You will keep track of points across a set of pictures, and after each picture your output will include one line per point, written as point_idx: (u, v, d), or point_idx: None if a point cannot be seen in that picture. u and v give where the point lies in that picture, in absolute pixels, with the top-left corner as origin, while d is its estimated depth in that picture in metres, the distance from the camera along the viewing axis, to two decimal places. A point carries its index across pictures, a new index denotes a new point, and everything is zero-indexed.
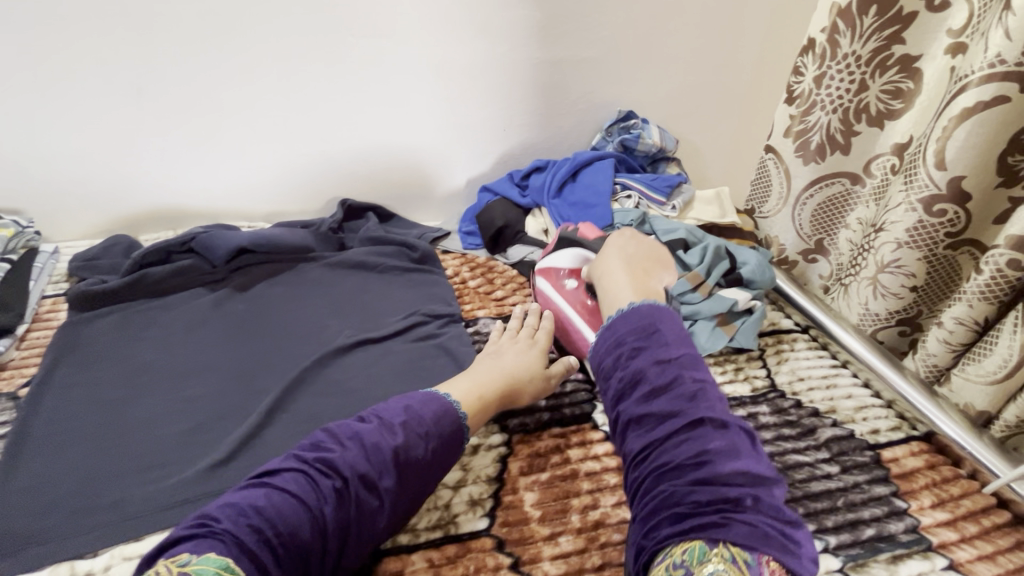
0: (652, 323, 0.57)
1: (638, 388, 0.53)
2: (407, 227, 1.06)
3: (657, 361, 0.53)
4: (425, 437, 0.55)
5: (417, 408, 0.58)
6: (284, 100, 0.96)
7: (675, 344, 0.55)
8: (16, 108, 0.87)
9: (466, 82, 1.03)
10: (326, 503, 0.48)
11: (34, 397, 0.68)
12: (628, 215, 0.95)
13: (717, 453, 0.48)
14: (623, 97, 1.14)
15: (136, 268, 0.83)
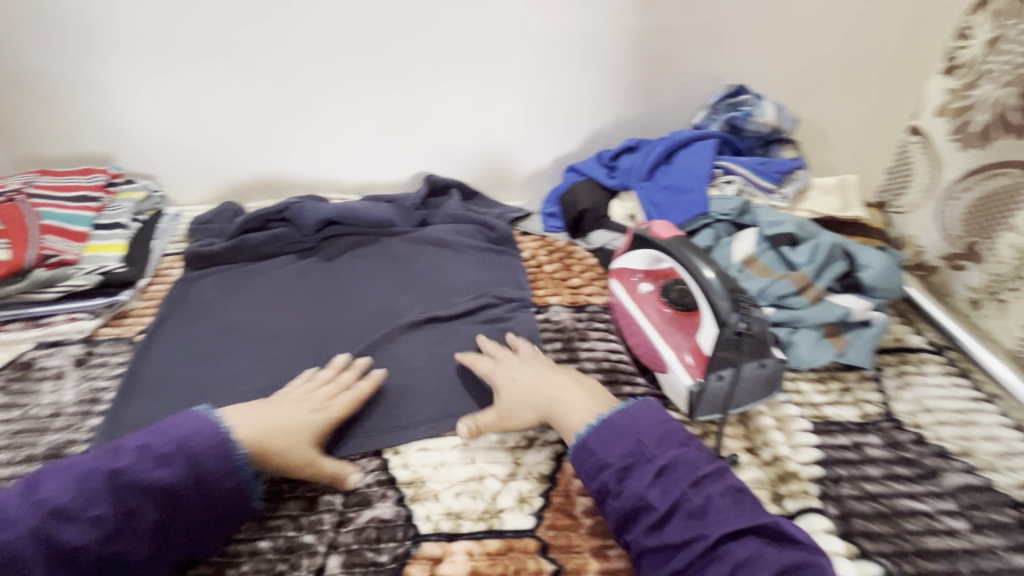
0: (633, 438, 0.54)
1: (641, 518, 0.51)
2: (488, 207, 1.04)
3: (648, 477, 0.52)
4: (182, 458, 0.51)
5: (187, 430, 0.53)
6: (374, 74, 0.97)
7: (660, 451, 0.53)
8: (147, 82, 0.96)
9: (557, 54, 0.97)
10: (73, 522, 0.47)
11: (146, 344, 0.75)
12: (727, 203, 0.85)
13: (739, 558, 0.46)
14: (733, 70, 1.02)
15: (239, 233, 0.90)
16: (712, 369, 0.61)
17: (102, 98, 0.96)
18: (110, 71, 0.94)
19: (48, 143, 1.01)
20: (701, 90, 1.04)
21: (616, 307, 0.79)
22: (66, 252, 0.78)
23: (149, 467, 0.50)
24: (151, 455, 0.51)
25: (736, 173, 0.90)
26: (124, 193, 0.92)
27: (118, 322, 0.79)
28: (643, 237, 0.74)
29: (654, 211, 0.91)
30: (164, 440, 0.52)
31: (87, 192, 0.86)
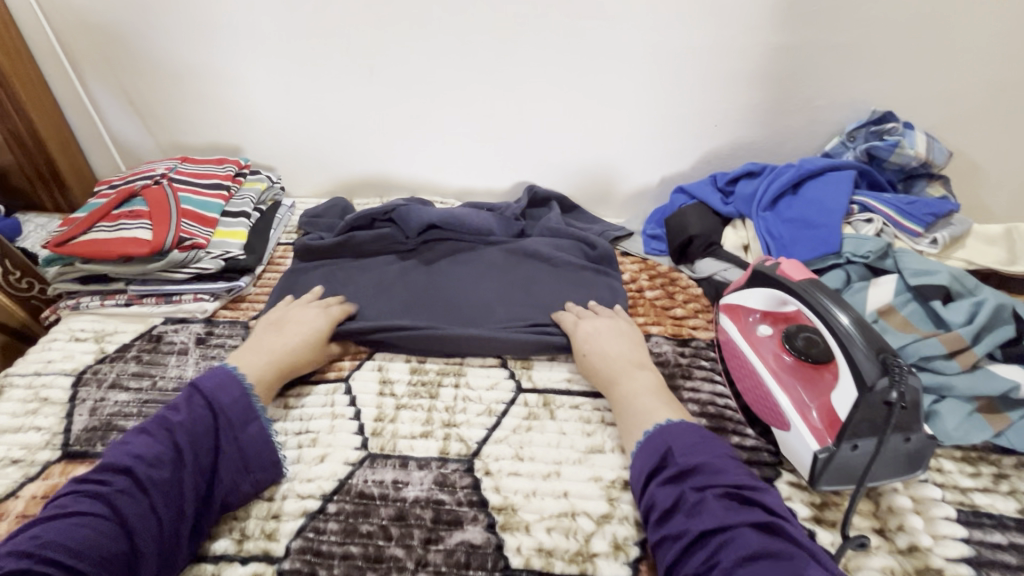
0: (663, 442, 0.55)
1: (653, 513, 0.52)
2: (589, 222, 1.01)
3: (665, 475, 0.53)
4: (206, 408, 0.58)
5: (207, 390, 0.59)
6: (489, 82, 0.96)
7: (682, 453, 0.54)
8: (278, 81, 1.01)
9: (682, 69, 0.92)
10: (127, 488, 0.50)
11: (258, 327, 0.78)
12: (865, 244, 0.76)
13: (719, 546, 0.46)
14: (878, 94, 0.92)
15: (347, 230, 0.93)
16: (847, 436, 0.54)
17: (238, 92, 1.03)
18: (247, 67, 1.00)
19: (189, 131, 1.10)
20: (838, 114, 0.95)
21: (726, 345, 0.73)
22: (197, 236, 0.83)
23: (175, 423, 0.56)
24: (178, 415, 0.56)
25: (877, 211, 0.81)
26: (250, 183, 0.99)
27: (235, 305, 0.84)
28: (767, 275, 0.68)
29: (774, 244, 0.84)
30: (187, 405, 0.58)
31: (220, 180, 0.93)
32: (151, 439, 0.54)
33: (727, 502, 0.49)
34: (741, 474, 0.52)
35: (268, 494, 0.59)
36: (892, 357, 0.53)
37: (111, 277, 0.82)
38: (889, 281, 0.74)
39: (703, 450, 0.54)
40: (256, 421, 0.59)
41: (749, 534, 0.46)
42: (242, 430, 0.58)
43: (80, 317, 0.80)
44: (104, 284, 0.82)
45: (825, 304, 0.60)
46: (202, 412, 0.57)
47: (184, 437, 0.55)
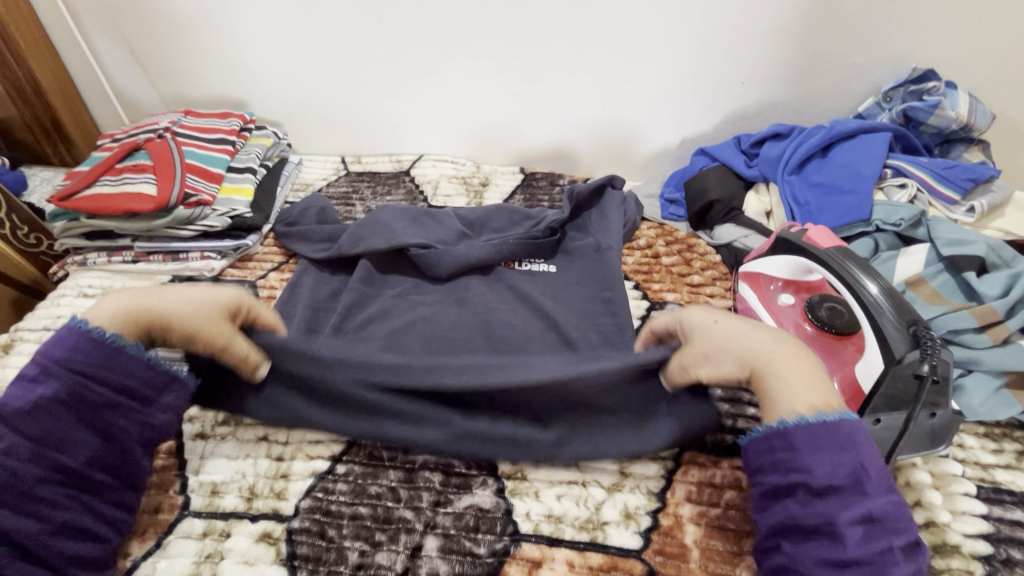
0: (789, 440, 0.44)
1: (769, 499, 0.45)
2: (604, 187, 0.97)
3: (791, 478, 0.43)
4: (48, 375, 0.46)
5: (47, 350, 0.47)
6: (502, 33, 0.91)
7: (810, 456, 0.43)
8: (283, 32, 0.96)
9: (710, 21, 0.86)
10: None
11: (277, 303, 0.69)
12: (897, 211, 0.73)
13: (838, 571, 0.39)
14: (921, 49, 0.85)
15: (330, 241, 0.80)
16: (869, 408, 0.52)
17: (240, 42, 0.99)
18: (249, 15, 0.95)
19: (192, 84, 1.07)
20: (874, 73, 0.89)
21: (743, 315, 0.71)
22: (203, 192, 0.80)
23: (23, 406, 0.44)
24: (22, 396, 0.45)
25: (912, 175, 0.76)
26: (256, 139, 0.96)
27: (243, 264, 0.83)
28: (792, 242, 0.65)
29: (799, 210, 0.80)
30: (24, 384, 0.46)
31: (224, 135, 0.90)
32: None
33: (868, 530, 0.40)
34: (890, 498, 0.42)
35: (277, 454, 0.59)
36: (924, 331, 0.51)
37: (117, 234, 0.80)
38: (920, 251, 0.71)
39: (845, 459, 0.42)
40: (124, 354, 0.48)
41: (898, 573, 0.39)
42: (113, 375, 0.47)
43: (88, 273, 0.79)
44: (110, 240, 0.80)
45: (853, 273, 0.58)
46: (42, 383, 0.45)
47: (36, 411, 0.44)
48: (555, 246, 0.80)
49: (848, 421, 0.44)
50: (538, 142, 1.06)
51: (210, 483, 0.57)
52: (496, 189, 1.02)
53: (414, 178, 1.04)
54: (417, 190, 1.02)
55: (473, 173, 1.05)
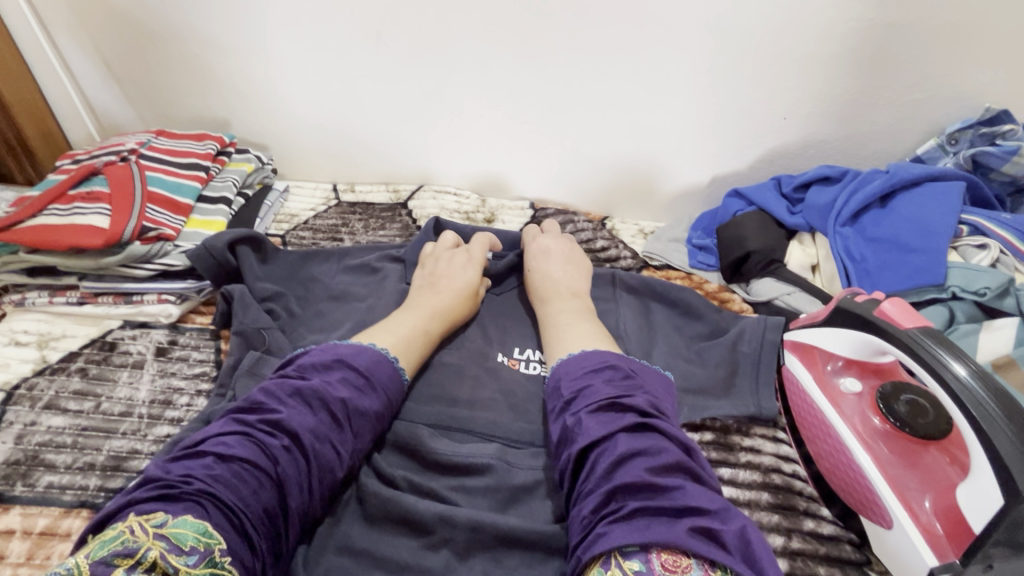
0: (556, 377, 0.52)
1: (552, 442, 0.49)
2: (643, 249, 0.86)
3: (558, 406, 0.50)
4: (370, 385, 0.52)
5: (314, 361, 0.52)
6: (519, 57, 0.81)
7: (572, 384, 0.50)
8: (272, 48, 0.87)
9: (752, 46, 0.75)
10: (303, 446, 0.45)
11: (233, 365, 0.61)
12: (981, 277, 0.61)
13: (597, 458, 0.43)
14: (995, 86, 0.75)
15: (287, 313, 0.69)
16: (981, 555, 0.40)
17: (227, 57, 0.90)
18: (237, 24, 0.86)
19: (175, 102, 0.98)
20: (937, 111, 0.78)
21: (793, 399, 0.59)
22: (164, 227, 0.71)
23: (334, 393, 0.49)
24: (332, 386, 0.50)
25: (993, 234, 0.65)
26: (235, 163, 0.86)
27: (208, 308, 0.71)
28: (859, 315, 0.54)
29: (855, 268, 0.69)
30: (309, 374, 0.51)
31: (198, 159, 0.80)
32: (296, 404, 0.47)
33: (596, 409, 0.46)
34: (642, 391, 0.48)
35: None
36: None
37: (62, 271, 0.70)
38: (1006, 326, 0.59)
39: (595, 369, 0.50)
40: (397, 378, 0.55)
41: (622, 442, 0.43)
42: (388, 384, 0.54)
43: (25, 315, 0.68)
44: (54, 278, 0.69)
45: (938, 356, 0.46)
46: (367, 392, 0.52)
47: (356, 404, 0.50)
48: None
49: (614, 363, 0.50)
50: (551, 176, 0.95)
51: None
52: (503, 227, 0.91)
53: (411, 211, 0.93)
54: (414, 224, 0.91)
55: (477, 208, 0.94)
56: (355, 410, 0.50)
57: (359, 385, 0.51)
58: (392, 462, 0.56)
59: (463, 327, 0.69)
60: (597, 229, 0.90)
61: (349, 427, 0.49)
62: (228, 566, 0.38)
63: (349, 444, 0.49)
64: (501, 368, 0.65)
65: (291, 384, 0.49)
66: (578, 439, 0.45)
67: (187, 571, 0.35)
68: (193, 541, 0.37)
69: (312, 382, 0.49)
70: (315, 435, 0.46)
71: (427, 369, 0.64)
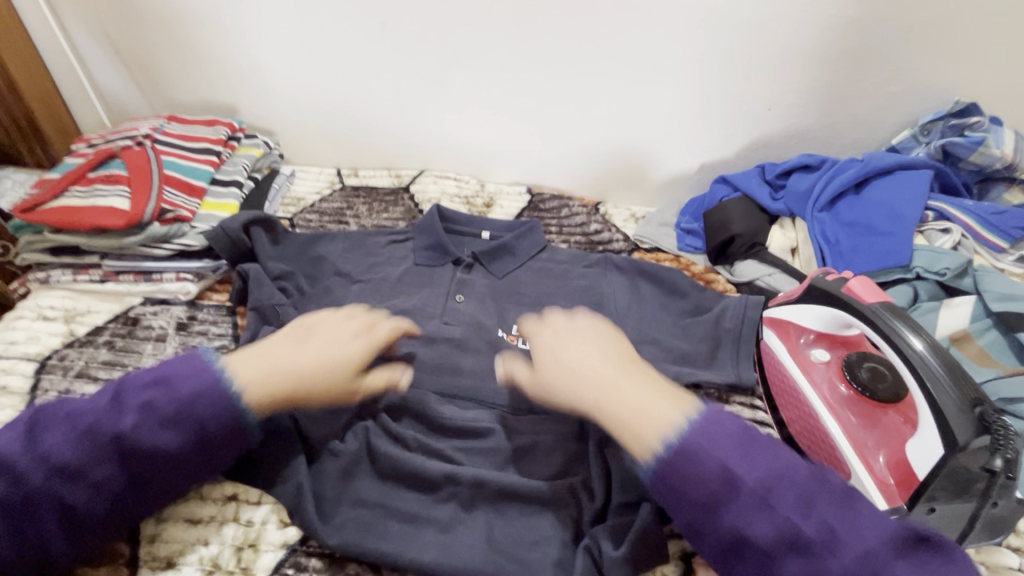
0: (647, 408, 0.48)
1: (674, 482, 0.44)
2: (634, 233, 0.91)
3: (680, 443, 0.45)
4: (173, 400, 0.47)
5: (174, 369, 0.49)
6: (518, 47, 0.85)
7: (694, 423, 0.46)
8: (279, 36, 0.90)
9: (739, 40, 0.79)
10: (146, 453, 0.45)
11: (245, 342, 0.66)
12: (942, 259, 0.66)
13: (778, 507, 0.41)
14: (966, 81, 0.80)
15: (300, 291, 0.73)
16: (925, 496, 0.46)
17: (234, 43, 0.92)
18: (247, 13, 0.88)
19: (183, 88, 1.01)
20: (911, 103, 0.83)
21: (768, 369, 0.65)
22: (181, 209, 0.74)
23: (120, 413, 0.46)
24: (124, 403, 0.47)
25: (956, 220, 0.70)
26: (244, 148, 0.89)
27: (224, 287, 0.76)
28: (829, 292, 0.59)
29: (830, 251, 0.74)
30: (161, 378, 0.48)
31: (210, 144, 0.83)
32: (63, 428, 0.45)
33: (753, 453, 0.44)
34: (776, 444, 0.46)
35: (246, 518, 0.54)
36: (991, 413, 0.44)
37: (84, 250, 0.73)
38: (964, 304, 0.65)
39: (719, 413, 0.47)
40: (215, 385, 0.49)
41: (803, 495, 0.42)
42: (197, 395, 0.48)
43: (50, 292, 0.72)
44: (77, 257, 0.73)
45: (899, 329, 0.51)
46: (164, 411, 0.47)
47: (138, 426, 0.45)
48: None
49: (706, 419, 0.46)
50: (547, 163, 0.99)
51: (165, 555, 0.51)
52: (501, 211, 0.96)
53: (414, 195, 0.97)
54: (417, 208, 0.95)
55: (477, 193, 0.98)
56: (136, 432, 0.45)
57: (153, 405, 0.47)
58: (403, 426, 0.61)
59: (464, 305, 0.73)
60: (591, 214, 0.94)
61: (130, 452, 0.45)
62: None
63: (128, 475, 0.46)
64: (500, 343, 0.70)
65: (149, 386, 0.48)
66: (737, 479, 0.43)
67: None
68: None
69: (166, 391, 0.48)
70: (73, 463, 0.44)
71: (432, 343, 0.69)
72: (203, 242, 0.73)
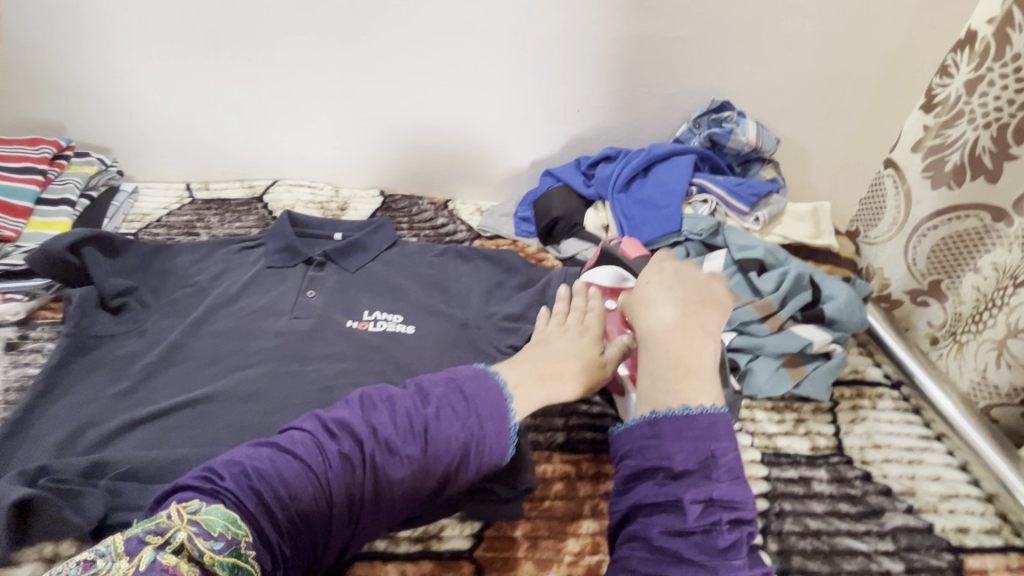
0: (709, 449, 0.48)
1: (669, 517, 0.46)
2: (479, 224, 1.03)
3: (694, 474, 0.47)
4: None
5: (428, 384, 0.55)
6: (353, 62, 0.94)
7: (716, 454, 0.48)
8: (110, 55, 0.91)
9: (543, 54, 0.94)
10: (382, 471, 0.48)
11: (70, 360, 0.67)
12: (700, 223, 0.84)
13: (720, 536, 0.45)
14: (721, 84, 1.01)
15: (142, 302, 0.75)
16: None
17: (60, 63, 0.91)
18: (68, 32, 0.89)
19: (1, 108, 0.97)
20: (685, 103, 1.03)
21: None
22: (2, 228, 0.76)
23: None
24: None
25: (712, 192, 0.89)
26: (75, 166, 0.88)
27: (57, 305, 0.75)
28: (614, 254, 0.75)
29: (627, 225, 0.90)
30: (450, 378, 0.55)
31: (34, 163, 0.82)
32: None
33: (707, 506, 0.46)
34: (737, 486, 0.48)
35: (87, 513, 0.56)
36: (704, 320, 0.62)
37: None
38: (720, 255, 0.82)
39: (727, 451, 0.49)
40: None
41: (740, 535, 0.46)
42: None
43: None
44: None
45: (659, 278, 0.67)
46: None
47: None
48: (409, 307, 0.80)
49: (722, 413, 0.51)
50: (398, 166, 1.08)
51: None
52: (355, 213, 1.02)
53: (267, 204, 1.01)
54: (271, 215, 0.98)
55: (332, 198, 1.04)
56: None
57: None
58: (252, 410, 0.66)
59: (314, 299, 0.79)
60: (439, 210, 1.04)
61: None
62: (254, 560, 0.40)
63: None
64: (350, 330, 0.77)
65: (463, 418, 0.51)
66: (721, 558, 0.44)
67: (213, 556, 0.38)
68: (222, 528, 0.40)
69: (298, 428, 0.50)
70: None
71: (281, 336, 0.74)
72: (25, 262, 0.73)
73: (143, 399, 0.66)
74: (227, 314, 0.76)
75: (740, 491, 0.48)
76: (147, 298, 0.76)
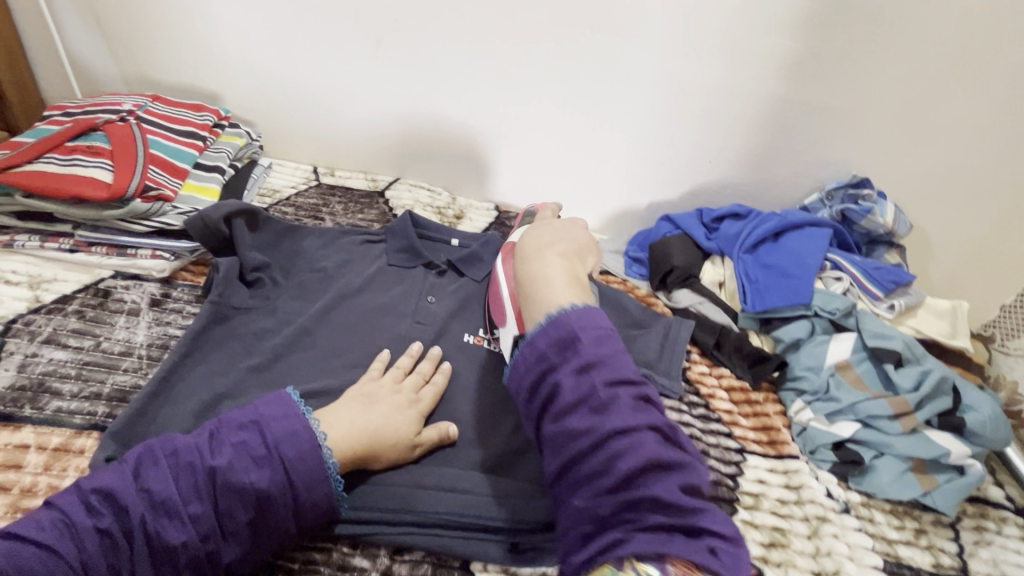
0: (576, 337, 0.50)
1: (578, 420, 0.47)
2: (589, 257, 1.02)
3: (567, 364, 0.49)
4: None
5: (264, 413, 0.54)
6: (501, 80, 0.95)
7: (594, 349, 0.49)
8: (276, 36, 0.95)
9: (688, 101, 0.94)
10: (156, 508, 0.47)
11: (211, 329, 0.69)
12: (833, 301, 0.81)
13: (625, 448, 0.44)
14: (864, 160, 0.97)
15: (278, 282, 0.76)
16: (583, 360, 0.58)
17: (230, 37, 0.96)
18: (245, 10, 0.93)
19: (165, 70, 1.02)
20: (821, 172, 1.00)
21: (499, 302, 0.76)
22: (164, 187, 0.77)
23: None
24: None
25: (847, 271, 0.86)
26: (227, 136, 0.92)
27: (198, 268, 0.77)
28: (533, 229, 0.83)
29: (750, 287, 0.87)
30: (251, 423, 0.53)
31: (195, 129, 0.86)
32: None
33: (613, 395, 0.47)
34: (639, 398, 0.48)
35: None
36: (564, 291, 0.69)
37: (57, 219, 0.75)
38: (850, 338, 0.79)
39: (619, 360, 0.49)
40: None
41: (652, 441, 0.45)
42: None
43: (13, 257, 0.73)
44: (47, 225, 0.75)
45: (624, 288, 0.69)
46: None
47: None
48: None
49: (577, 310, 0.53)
50: (516, 185, 1.08)
51: None
52: (470, 223, 1.03)
53: (388, 200, 1.02)
54: (391, 212, 1.00)
55: (449, 204, 1.05)
56: None
57: None
58: None
59: (434, 306, 0.80)
60: None
61: None
62: None
63: None
64: (466, 344, 0.76)
65: (255, 452, 0.51)
66: (619, 451, 0.44)
67: None
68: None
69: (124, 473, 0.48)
70: None
71: (402, 339, 0.75)
72: (182, 224, 0.75)
73: (272, 379, 0.67)
74: (352, 307, 0.77)
75: (637, 394, 0.48)
76: (282, 279, 0.77)
